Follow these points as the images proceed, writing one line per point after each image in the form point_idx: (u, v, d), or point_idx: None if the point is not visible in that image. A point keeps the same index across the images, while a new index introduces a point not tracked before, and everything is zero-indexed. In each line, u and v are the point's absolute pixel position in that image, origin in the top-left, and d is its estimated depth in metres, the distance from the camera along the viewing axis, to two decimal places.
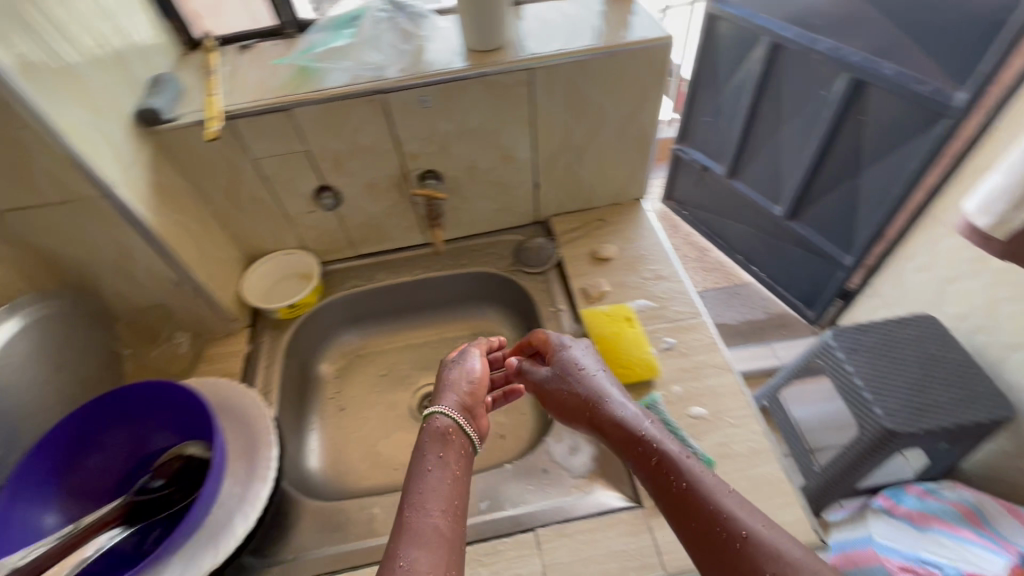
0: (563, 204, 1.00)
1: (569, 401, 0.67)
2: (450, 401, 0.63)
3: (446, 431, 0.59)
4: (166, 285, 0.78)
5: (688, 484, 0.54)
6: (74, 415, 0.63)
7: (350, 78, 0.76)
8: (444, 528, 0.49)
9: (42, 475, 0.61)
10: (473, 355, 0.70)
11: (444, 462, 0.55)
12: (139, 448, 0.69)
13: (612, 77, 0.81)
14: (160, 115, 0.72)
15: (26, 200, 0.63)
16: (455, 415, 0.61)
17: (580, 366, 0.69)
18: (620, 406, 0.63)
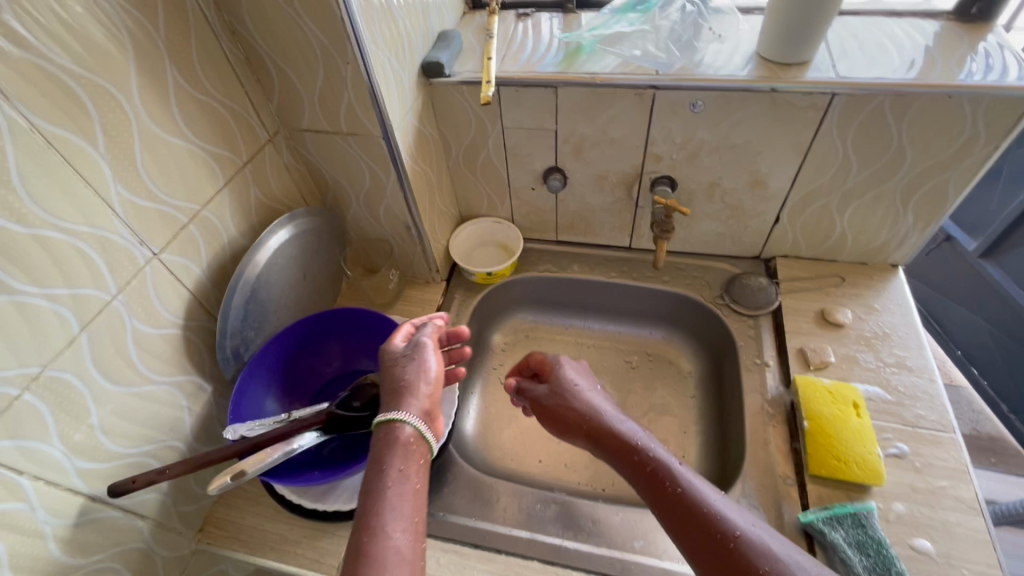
0: (797, 248, 0.88)
1: (560, 413, 0.63)
2: (413, 403, 0.52)
3: (400, 436, 0.49)
4: (397, 225, 0.84)
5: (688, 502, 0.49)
6: (307, 320, 0.71)
7: (626, 66, 0.73)
8: (405, 553, 0.42)
9: (274, 363, 0.70)
10: (429, 348, 0.57)
11: (404, 476, 0.47)
12: (345, 365, 0.77)
13: (932, 120, 0.67)
14: (442, 71, 0.76)
15: (324, 125, 0.70)
16: (412, 419, 0.50)
17: (570, 384, 0.64)
18: (603, 416, 0.60)
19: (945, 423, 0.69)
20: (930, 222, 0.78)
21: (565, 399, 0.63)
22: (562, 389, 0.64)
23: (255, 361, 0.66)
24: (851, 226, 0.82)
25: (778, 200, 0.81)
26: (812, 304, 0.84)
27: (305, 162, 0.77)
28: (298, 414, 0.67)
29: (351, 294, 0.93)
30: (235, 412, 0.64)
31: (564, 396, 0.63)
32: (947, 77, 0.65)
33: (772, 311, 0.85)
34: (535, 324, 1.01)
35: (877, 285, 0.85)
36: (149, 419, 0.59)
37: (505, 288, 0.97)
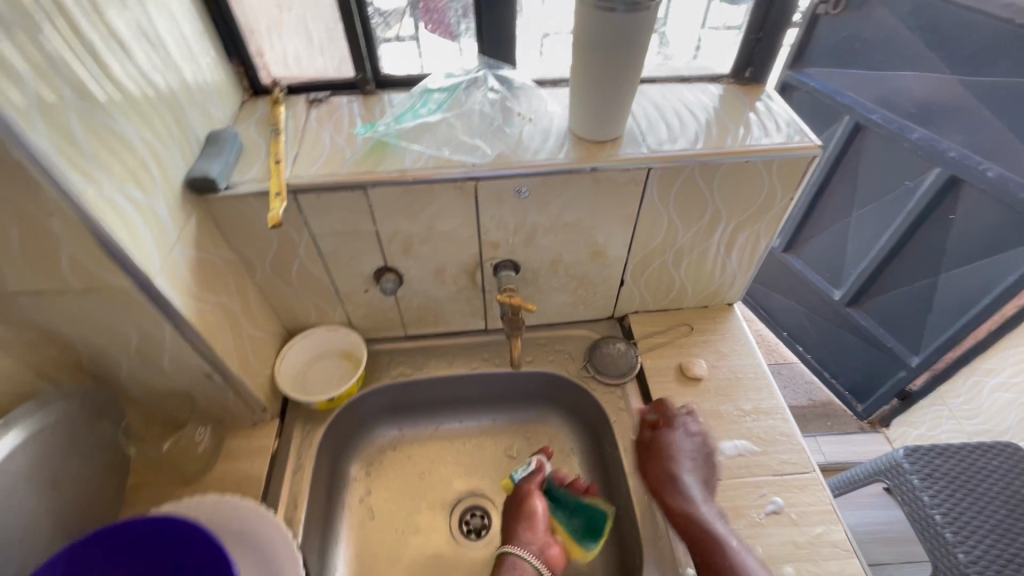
0: (647, 304, 0.89)
1: (659, 472, 0.71)
2: (535, 537, 0.71)
3: (520, 567, 0.67)
4: (193, 376, 0.66)
5: (707, 538, 0.63)
6: (63, 555, 0.51)
7: (440, 158, 0.65)
8: None
9: None
10: (536, 496, 0.75)
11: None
12: None
13: (736, 183, 0.70)
14: (217, 185, 0.61)
15: (43, 286, 0.51)
16: (529, 557, 0.68)
17: (674, 448, 0.71)
18: (691, 486, 0.68)
19: (805, 463, 0.72)
20: (751, 264, 0.84)
21: (676, 470, 0.69)
22: (675, 454, 0.71)
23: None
24: (688, 277, 0.85)
25: (619, 266, 0.80)
26: (671, 360, 0.84)
27: (30, 330, 0.56)
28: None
29: (148, 467, 0.71)
30: None
31: (671, 466, 0.70)
32: (740, 141, 0.68)
33: (636, 376, 0.83)
34: (399, 435, 0.88)
35: (721, 327, 0.88)
36: None
37: (356, 405, 0.83)
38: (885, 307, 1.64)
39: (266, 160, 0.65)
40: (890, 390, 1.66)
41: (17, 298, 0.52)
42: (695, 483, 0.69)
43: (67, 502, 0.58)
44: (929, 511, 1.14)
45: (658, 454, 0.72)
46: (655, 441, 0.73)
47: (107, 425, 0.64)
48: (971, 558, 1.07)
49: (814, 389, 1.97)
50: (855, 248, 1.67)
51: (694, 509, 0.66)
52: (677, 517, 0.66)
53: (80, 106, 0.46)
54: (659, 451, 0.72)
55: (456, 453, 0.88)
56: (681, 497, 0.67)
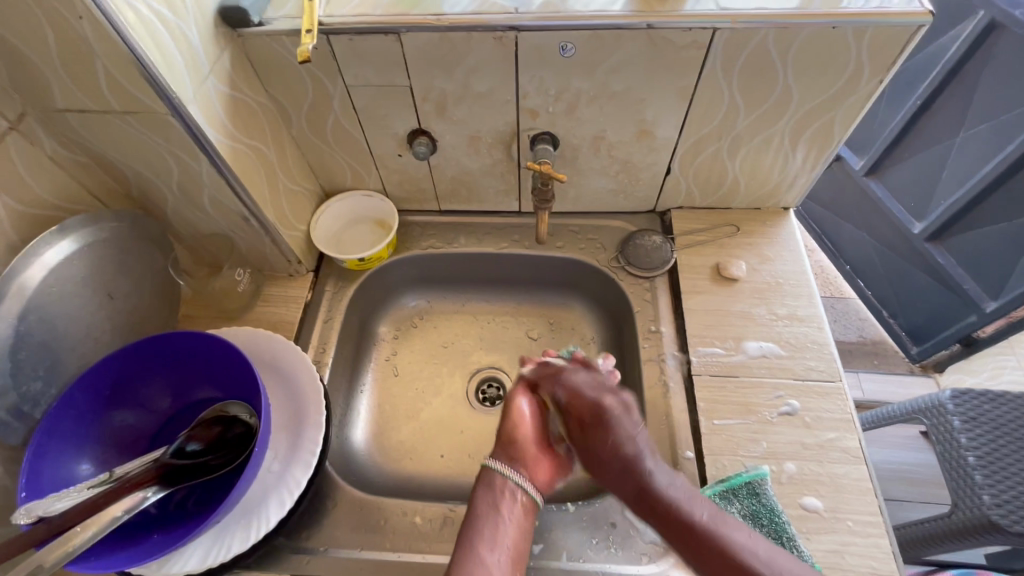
0: (693, 198, 0.83)
1: (590, 425, 0.64)
2: (523, 447, 0.65)
3: (498, 482, 0.62)
4: (231, 217, 0.69)
5: (645, 486, 0.58)
6: (115, 357, 0.57)
7: (481, 4, 0.60)
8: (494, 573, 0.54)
9: (80, 418, 0.56)
10: (522, 410, 0.67)
11: (496, 510, 0.59)
12: (181, 397, 0.64)
13: (816, 56, 0.61)
14: (249, 17, 0.59)
15: (87, 104, 0.53)
16: (507, 471, 0.62)
17: (590, 392, 0.66)
18: (622, 431, 0.62)
19: (832, 373, 0.69)
20: (818, 163, 0.75)
21: (602, 432, 0.63)
22: (603, 410, 0.64)
23: (47, 424, 0.52)
24: (743, 172, 0.77)
25: (668, 151, 0.74)
26: (709, 258, 0.80)
27: (81, 151, 0.59)
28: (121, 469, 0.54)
29: (196, 301, 0.78)
30: (30, 489, 0.51)
31: (601, 419, 0.63)
32: (831, 2, 0.58)
33: (668, 271, 0.80)
34: (426, 305, 0.91)
35: (771, 230, 0.82)
36: None
37: (386, 271, 0.86)
38: (970, 243, 1.46)
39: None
40: (953, 333, 1.53)
41: (66, 114, 0.54)
42: (626, 416, 0.64)
43: (123, 314, 0.64)
44: (963, 452, 1.09)
45: (578, 408, 0.65)
46: (583, 393, 0.66)
47: (158, 256, 0.69)
48: (997, 501, 1.01)
49: (868, 326, 1.79)
50: (950, 175, 1.45)
51: (631, 464, 0.60)
52: (612, 459, 0.61)
53: None
54: (589, 406, 0.65)
55: (478, 328, 0.90)
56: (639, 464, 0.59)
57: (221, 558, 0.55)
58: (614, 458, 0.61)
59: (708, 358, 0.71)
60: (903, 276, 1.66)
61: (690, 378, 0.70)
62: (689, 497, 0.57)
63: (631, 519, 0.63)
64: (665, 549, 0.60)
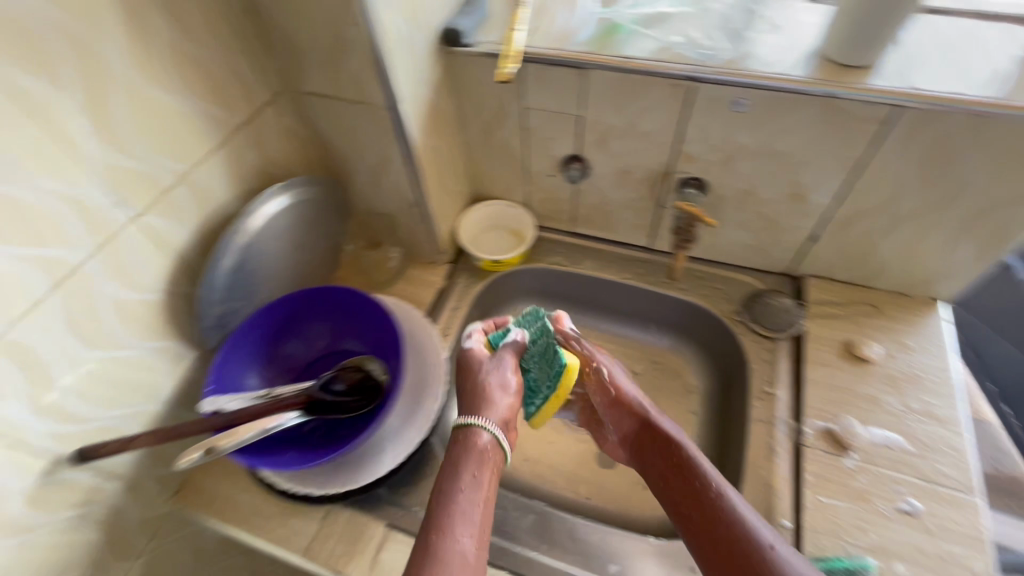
0: (833, 270, 0.80)
1: (650, 438, 0.63)
2: (494, 411, 0.58)
3: (479, 444, 0.55)
4: (402, 202, 0.80)
5: (722, 514, 0.52)
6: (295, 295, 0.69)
7: (666, 53, 0.65)
8: (468, 558, 0.46)
9: (258, 338, 0.68)
10: (494, 385, 0.60)
11: (477, 484, 0.52)
12: (333, 343, 0.74)
13: (1011, 148, 0.58)
14: (463, 40, 0.69)
15: (329, 91, 0.65)
16: (490, 427, 0.56)
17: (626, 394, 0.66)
18: (683, 446, 0.59)
19: (968, 483, 0.63)
20: (988, 258, 0.70)
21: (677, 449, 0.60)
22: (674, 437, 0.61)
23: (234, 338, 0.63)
24: (896, 253, 0.74)
25: (817, 217, 0.73)
26: (840, 332, 0.77)
27: (308, 127, 0.73)
28: (279, 392, 0.64)
29: (351, 267, 0.89)
30: (216, 382, 0.63)
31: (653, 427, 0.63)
32: None
33: (793, 336, 0.78)
34: None
35: (916, 319, 0.77)
36: (123, 384, 0.58)
37: (512, 277, 0.92)
38: None
39: (506, 28, 0.71)
40: None
41: (310, 97, 0.67)
42: (677, 432, 0.62)
43: (303, 265, 0.77)
44: None
45: (644, 431, 0.64)
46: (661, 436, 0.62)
47: (337, 223, 0.81)
48: None
49: None
50: None
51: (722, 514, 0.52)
52: (686, 481, 0.57)
53: None
54: (628, 404, 0.65)
55: None
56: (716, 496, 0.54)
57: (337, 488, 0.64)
58: (692, 478, 0.56)
59: (824, 432, 0.68)
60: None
61: (800, 448, 0.68)
62: (766, 532, 0.50)
63: None
64: None
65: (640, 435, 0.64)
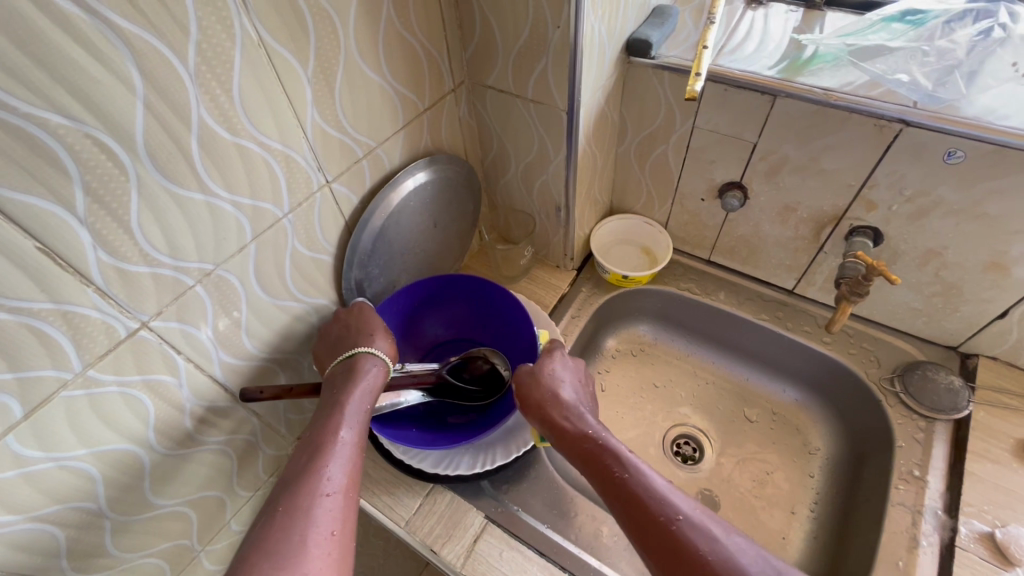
0: (1018, 355, 0.70)
1: (554, 416, 0.56)
2: (380, 345, 0.60)
3: (354, 369, 0.56)
4: (547, 203, 0.80)
5: (630, 478, 0.48)
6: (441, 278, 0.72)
7: (874, 89, 0.60)
8: (341, 447, 0.50)
9: (405, 309, 0.72)
10: (382, 333, 0.61)
11: (353, 383, 0.55)
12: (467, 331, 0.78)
13: None
14: (649, 51, 0.68)
15: (510, 87, 0.67)
16: (377, 363, 0.57)
17: (554, 382, 0.59)
18: (590, 426, 0.54)
19: None
20: None
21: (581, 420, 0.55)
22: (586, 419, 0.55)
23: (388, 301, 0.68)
24: None
25: (1017, 294, 0.64)
26: (1016, 428, 0.67)
27: (477, 118, 0.75)
28: (410, 367, 0.66)
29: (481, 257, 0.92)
30: None
31: (564, 410, 0.56)
32: None
33: (956, 420, 0.69)
34: (654, 338, 0.93)
35: None
36: (286, 331, 0.63)
37: (636, 295, 0.90)
38: None
39: (694, 44, 0.69)
40: None
41: (489, 90, 0.70)
42: (591, 417, 0.56)
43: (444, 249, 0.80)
44: None
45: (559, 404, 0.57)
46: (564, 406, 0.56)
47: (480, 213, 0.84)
48: None
49: None
50: None
51: (603, 449, 0.51)
52: (587, 453, 0.52)
53: None
54: (538, 398, 0.58)
55: (697, 383, 0.89)
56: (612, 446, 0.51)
57: (449, 471, 0.66)
58: (591, 450, 0.51)
59: (984, 537, 0.60)
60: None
61: (951, 547, 0.60)
62: (711, 525, 0.44)
63: None
64: None
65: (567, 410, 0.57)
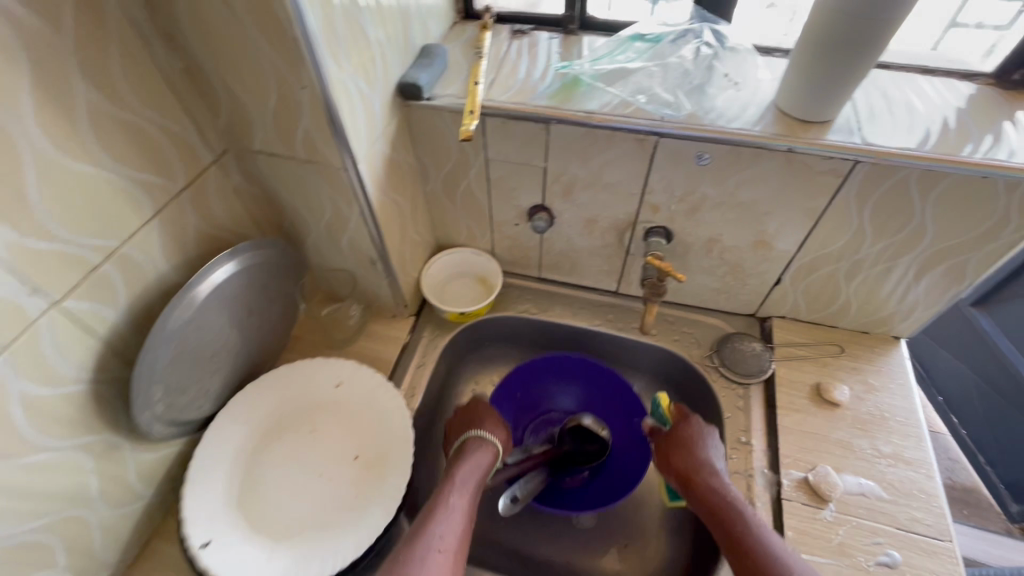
0: (798, 311, 0.81)
1: (675, 447, 0.65)
2: (496, 433, 0.69)
3: (476, 447, 0.65)
4: (361, 258, 0.75)
5: (723, 505, 0.58)
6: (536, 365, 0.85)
7: (628, 107, 0.65)
8: (456, 506, 0.57)
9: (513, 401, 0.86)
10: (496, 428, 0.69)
11: (475, 467, 0.63)
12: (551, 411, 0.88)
13: (960, 199, 0.60)
14: (421, 93, 0.67)
15: (278, 149, 0.61)
16: (489, 442, 0.66)
17: (700, 433, 0.66)
18: (714, 469, 0.62)
19: (942, 529, 0.64)
20: (941, 299, 0.72)
21: (716, 480, 0.61)
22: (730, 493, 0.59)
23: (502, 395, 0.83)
24: (857, 295, 0.76)
25: (782, 262, 0.74)
26: (808, 375, 0.77)
27: (257, 184, 0.68)
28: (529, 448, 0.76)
29: (309, 325, 0.84)
30: None
31: (699, 443, 0.65)
32: (981, 152, 0.58)
33: (764, 380, 0.78)
34: (508, 364, 0.93)
35: (879, 358, 0.79)
36: (43, 490, 0.51)
37: (479, 327, 0.89)
38: None
39: (465, 80, 0.70)
40: None
41: (258, 155, 0.63)
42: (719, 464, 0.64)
43: (253, 331, 0.71)
44: None
45: (674, 448, 0.66)
46: (692, 462, 0.63)
47: (291, 282, 0.76)
48: None
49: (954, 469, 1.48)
50: None
51: (729, 502, 0.58)
52: (703, 496, 0.60)
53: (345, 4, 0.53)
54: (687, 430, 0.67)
55: None
56: (737, 506, 0.57)
57: None
58: (702, 486, 0.61)
59: (801, 483, 0.67)
60: (1017, 435, 1.34)
61: (779, 501, 0.67)
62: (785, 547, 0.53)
63: None
64: None
65: (677, 467, 0.64)
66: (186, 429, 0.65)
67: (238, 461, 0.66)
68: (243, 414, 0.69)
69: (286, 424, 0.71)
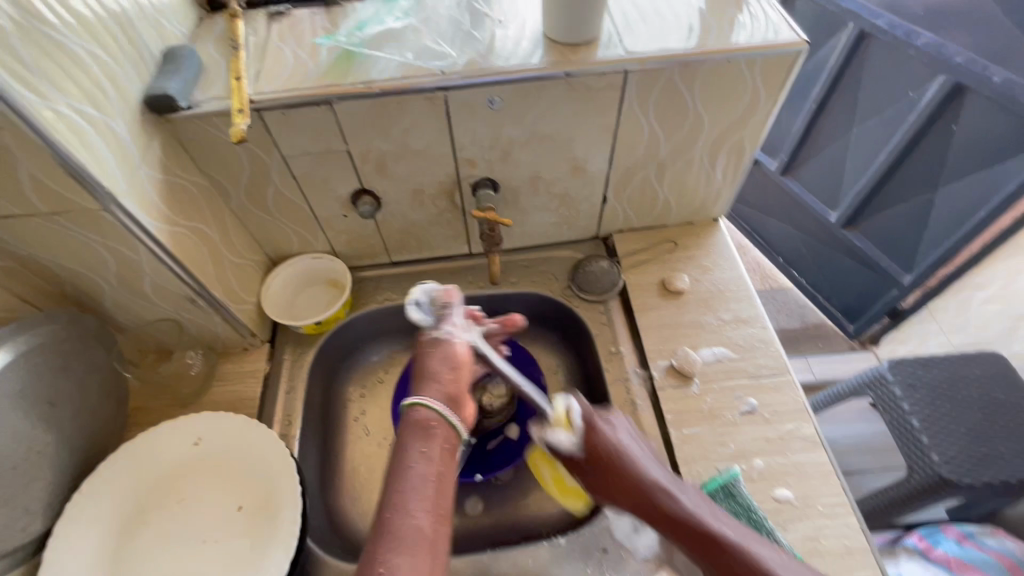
0: (630, 221, 0.88)
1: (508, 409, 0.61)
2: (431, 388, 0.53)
3: (417, 433, 0.50)
4: (178, 301, 0.67)
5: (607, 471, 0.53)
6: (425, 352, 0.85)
7: (407, 69, 0.63)
8: (416, 479, 0.46)
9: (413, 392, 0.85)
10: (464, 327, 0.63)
11: (426, 455, 0.47)
12: None
13: (716, 84, 0.67)
14: (176, 105, 0.59)
15: (12, 209, 0.51)
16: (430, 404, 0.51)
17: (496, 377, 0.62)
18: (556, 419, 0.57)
19: (781, 367, 0.74)
20: (736, 175, 0.81)
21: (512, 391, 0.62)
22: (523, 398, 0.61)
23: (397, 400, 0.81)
24: (672, 193, 0.83)
25: (601, 181, 0.79)
26: (654, 275, 0.84)
27: (3, 255, 0.56)
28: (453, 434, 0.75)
29: (147, 392, 0.74)
30: None
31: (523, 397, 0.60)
32: (719, 39, 0.65)
33: (619, 292, 0.84)
34: (388, 358, 0.90)
35: (706, 241, 0.88)
36: None
37: (344, 330, 0.85)
38: (877, 224, 1.45)
39: (227, 78, 0.63)
40: (880, 308, 1.51)
41: None
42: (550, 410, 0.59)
43: (69, 422, 0.61)
44: (907, 417, 1.13)
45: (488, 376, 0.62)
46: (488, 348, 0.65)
47: (100, 352, 0.66)
48: (944, 459, 1.04)
49: (805, 313, 1.74)
50: (850, 167, 1.45)
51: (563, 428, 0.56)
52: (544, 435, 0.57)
53: (25, 28, 0.45)
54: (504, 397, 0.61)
55: None
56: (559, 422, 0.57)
57: None
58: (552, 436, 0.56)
59: (668, 370, 0.74)
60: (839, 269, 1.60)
61: (656, 392, 0.73)
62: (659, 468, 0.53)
63: (620, 542, 0.64)
64: (658, 564, 0.62)
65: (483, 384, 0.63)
66: (16, 559, 0.55)
67: (99, 566, 0.57)
68: (90, 513, 0.59)
69: (150, 504, 0.63)
